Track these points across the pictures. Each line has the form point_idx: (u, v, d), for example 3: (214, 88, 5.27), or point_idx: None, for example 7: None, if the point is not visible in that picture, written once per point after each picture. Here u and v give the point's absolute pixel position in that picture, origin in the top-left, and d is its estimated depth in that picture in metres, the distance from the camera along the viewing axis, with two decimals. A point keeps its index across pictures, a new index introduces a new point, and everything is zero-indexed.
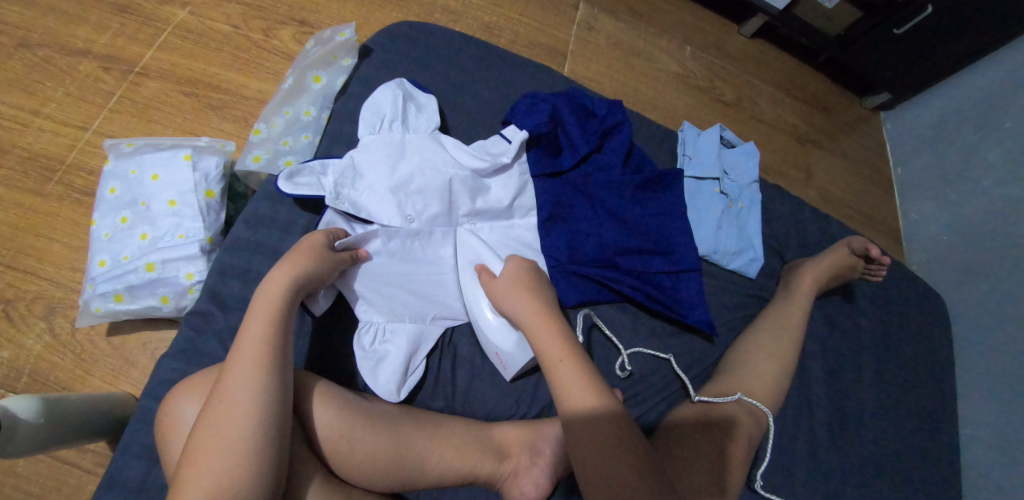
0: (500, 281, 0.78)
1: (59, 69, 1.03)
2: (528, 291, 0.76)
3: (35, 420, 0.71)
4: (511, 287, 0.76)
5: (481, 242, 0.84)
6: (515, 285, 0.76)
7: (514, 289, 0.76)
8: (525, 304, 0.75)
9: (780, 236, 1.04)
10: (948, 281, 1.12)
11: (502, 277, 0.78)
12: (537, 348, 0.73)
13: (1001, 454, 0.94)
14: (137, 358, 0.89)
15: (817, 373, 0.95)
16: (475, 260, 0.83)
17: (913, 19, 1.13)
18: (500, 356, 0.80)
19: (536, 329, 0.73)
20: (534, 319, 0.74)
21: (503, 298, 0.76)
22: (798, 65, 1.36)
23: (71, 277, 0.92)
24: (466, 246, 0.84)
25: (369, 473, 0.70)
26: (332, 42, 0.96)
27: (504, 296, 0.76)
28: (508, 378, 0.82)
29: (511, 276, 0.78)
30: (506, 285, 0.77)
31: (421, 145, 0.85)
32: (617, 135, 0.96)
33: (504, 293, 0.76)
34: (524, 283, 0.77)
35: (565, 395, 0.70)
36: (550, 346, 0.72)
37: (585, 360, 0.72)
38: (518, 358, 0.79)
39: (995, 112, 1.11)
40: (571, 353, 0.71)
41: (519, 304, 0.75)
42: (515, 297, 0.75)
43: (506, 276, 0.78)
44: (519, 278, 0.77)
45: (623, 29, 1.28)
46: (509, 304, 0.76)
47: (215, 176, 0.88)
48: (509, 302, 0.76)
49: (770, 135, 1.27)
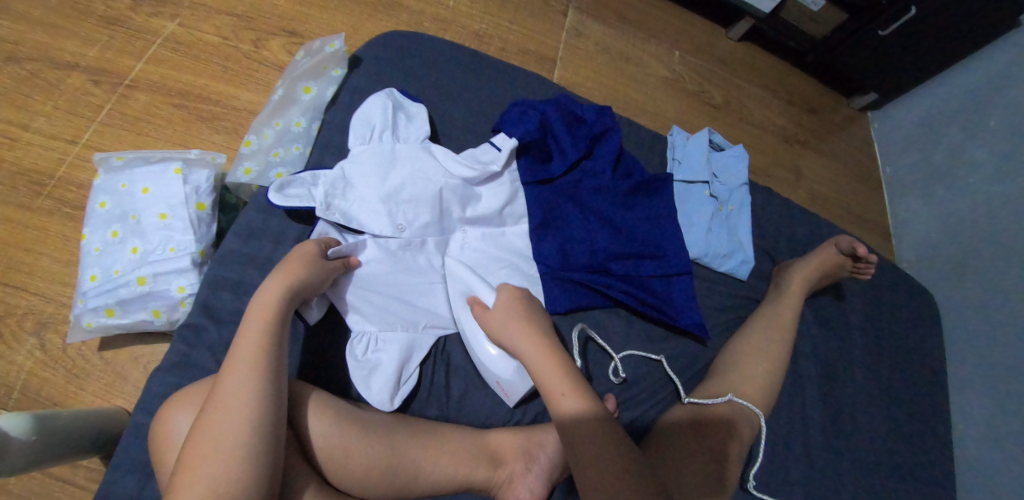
0: (496, 314, 0.76)
1: (48, 82, 1.02)
2: (524, 322, 0.74)
3: (27, 438, 0.70)
4: (507, 319, 0.74)
5: (469, 270, 0.82)
6: (511, 318, 0.74)
7: (510, 322, 0.74)
8: (523, 337, 0.72)
9: (771, 238, 1.05)
10: (937, 279, 1.14)
11: (497, 309, 0.76)
12: (539, 383, 0.71)
13: (992, 447, 0.95)
14: (129, 373, 0.88)
15: (810, 373, 0.96)
16: (465, 290, 0.81)
17: (897, 20, 1.14)
18: (501, 384, 0.80)
19: (537, 363, 0.71)
20: (533, 352, 0.72)
21: (500, 332, 0.75)
22: (785, 67, 1.37)
23: (61, 292, 0.91)
24: (455, 276, 0.82)
25: (363, 482, 0.70)
26: (321, 53, 0.96)
27: (501, 329, 0.74)
28: (512, 404, 0.81)
29: (506, 307, 0.76)
30: (501, 317, 0.75)
31: (412, 154, 0.85)
32: (607, 140, 0.96)
33: (501, 327, 0.74)
34: (520, 314, 0.75)
35: (569, 429, 0.68)
36: (552, 381, 0.70)
37: (589, 394, 0.70)
38: (519, 387, 0.78)
39: (980, 111, 1.13)
40: (574, 386, 0.70)
41: (517, 338, 0.73)
42: (513, 331, 0.73)
43: (501, 308, 0.76)
44: (515, 309, 0.75)
45: (612, 35, 1.29)
46: (506, 337, 0.74)
47: (206, 189, 0.88)
48: (508, 335, 0.74)
49: (760, 137, 1.29)
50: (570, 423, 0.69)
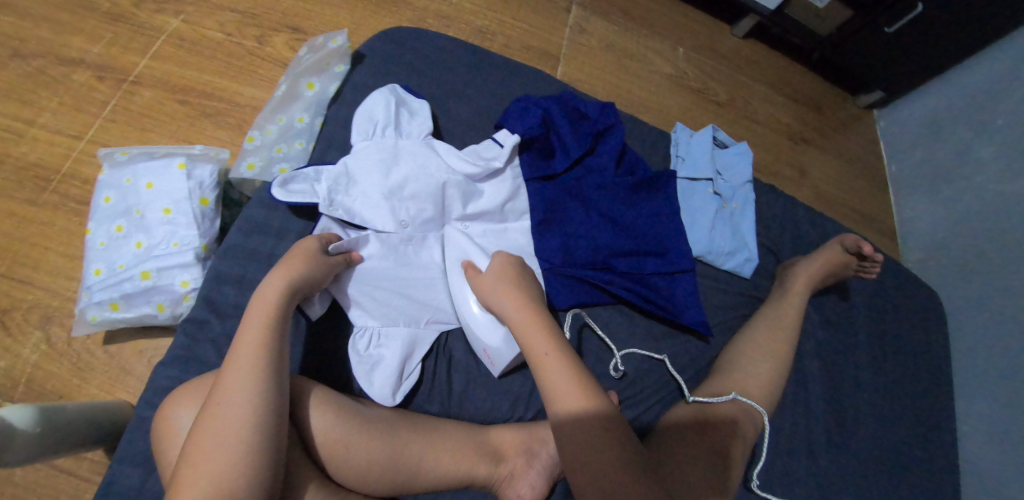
0: (486, 277, 0.78)
1: (54, 78, 1.03)
2: (513, 286, 0.76)
3: (32, 430, 0.71)
4: (497, 282, 0.77)
5: (469, 241, 0.85)
6: (500, 281, 0.77)
7: (499, 286, 0.76)
8: (510, 299, 0.75)
9: (775, 236, 1.05)
10: (943, 278, 1.13)
11: (488, 272, 0.78)
12: (523, 344, 0.73)
13: (998, 448, 0.95)
14: (133, 367, 0.89)
15: (814, 371, 0.95)
16: (462, 256, 0.84)
17: (903, 17, 1.14)
18: (488, 352, 0.80)
19: (523, 325, 0.73)
20: (519, 314, 0.74)
21: (489, 294, 0.77)
22: (790, 65, 1.37)
23: (66, 286, 0.92)
24: (454, 244, 0.85)
25: (365, 477, 0.70)
26: (324, 48, 0.96)
27: (490, 292, 0.77)
28: (496, 374, 0.82)
29: (496, 271, 0.78)
30: (491, 280, 0.77)
31: (415, 150, 0.85)
32: (610, 137, 0.96)
33: (490, 290, 0.77)
34: (509, 278, 0.77)
35: (551, 390, 0.69)
36: (536, 341, 0.72)
37: (571, 356, 0.71)
38: (505, 354, 0.79)
39: (986, 109, 1.12)
40: (557, 346, 0.72)
41: (505, 301, 0.75)
42: (501, 294, 0.76)
43: (491, 271, 0.78)
44: (505, 273, 0.78)
45: (615, 31, 1.29)
46: (495, 300, 0.76)
47: (210, 184, 0.88)
48: (495, 298, 0.76)
49: (764, 135, 1.28)
50: (550, 382, 0.70)
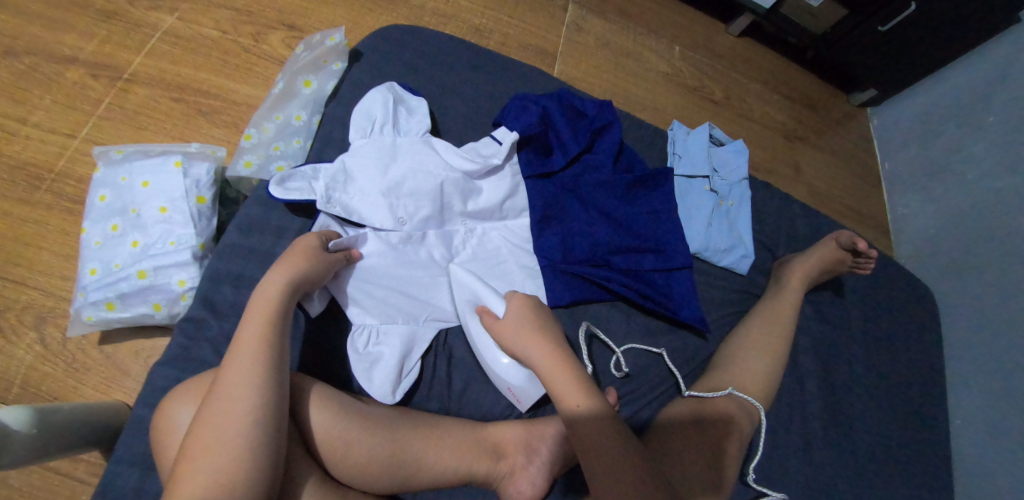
0: (508, 323, 0.74)
1: (47, 76, 1.02)
2: (536, 331, 0.73)
3: (27, 431, 0.70)
4: (520, 330, 0.73)
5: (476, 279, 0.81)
6: (524, 328, 0.73)
7: (524, 332, 0.73)
8: (536, 347, 0.72)
9: (770, 233, 1.05)
10: (935, 274, 1.14)
11: (508, 318, 0.75)
12: (552, 392, 0.70)
13: (989, 442, 0.96)
14: (130, 367, 0.88)
15: (809, 367, 0.96)
16: (473, 297, 0.80)
17: (896, 16, 1.15)
18: (512, 391, 0.79)
19: (552, 373, 0.70)
20: (547, 362, 0.71)
21: (513, 341, 0.73)
22: (784, 63, 1.37)
23: (62, 286, 0.91)
24: (461, 283, 0.81)
25: (365, 474, 0.69)
26: (321, 46, 0.94)
27: (513, 339, 0.73)
28: (524, 409, 0.80)
29: (518, 316, 0.75)
30: (513, 326, 0.74)
31: (413, 148, 0.85)
32: (608, 135, 0.96)
33: (513, 336, 0.73)
34: (532, 323, 0.74)
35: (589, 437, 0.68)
36: (566, 388, 0.69)
37: (605, 406, 0.69)
38: (533, 392, 0.78)
39: (978, 107, 1.13)
40: (588, 391, 0.69)
41: (532, 349, 0.72)
42: (527, 341, 0.72)
43: (512, 317, 0.75)
44: (528, 318, 0.74)
45: (612, 30, 1.29)
46: (520, 346, 0.73)
47: (206, 182, 0.88)
48: (520, 345, 0.72)
49: (760, 133, 1.29)
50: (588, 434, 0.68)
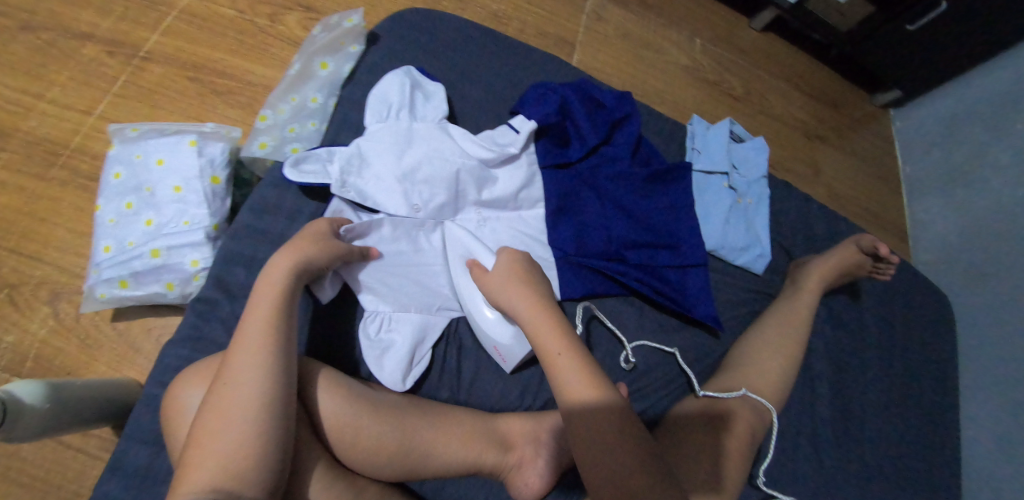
0: (495, 276, 0.75)
1: (63, 52, 1.01)
2: (523, 285, 0.74)
3: (41, 405, 0.70)
4: (506, 282, 0.74)
5: (471, 235, 0.82)
6: (510, 280, 0.74)
7: (509, 285, 0.74)
8: (521, 298, 0.72)
9: (787, 233, 1.04)
10: (953, 280, 1.12)
11: (495, 271, 0.76)
12: (537, 345, 0.70)
13: (1002, 453, 0.94)
14: (141, 345, 0.89)
15: (821, 370, 0.95)
16: (466, 254, 0.82)
17: (925, 16, 1.12)
18: (499, 350, 0.79)
19: (537, 326, 0.71)
20: (532, 314, 0.71)
21: (498, 293, 0.74)
22: (806, 59, 1.35)
23: (76, 262, 0.91)
24: (455, 239, 0.83)
25: (373, 460, 0.69)
26: (339, 28, 0.94)
27: (499, 291, 0.74)
28: (508, 370, 0.81)
29: (504, 269, 0.76)
30: (499, 278, 0.75)
31: (429, 134, 0.84)
32: (626, 127, 0.95)
33: (500, 289, 0.74)
34: (519, 276, 0.75)
35: (570, 395, 0.67)
36: (551, 340, 0.69)
37: (585, 355, 0.69)
38: (517, 351, 0.78)
39: (1004, 111, 1.11)
40: (572, 347, 0.69)
41: (516, 299, 0.72)
42: (511, 292, 0.73)
43: (499, 270, 0.76)
44: (514, 272, 0.75)
45: (632, 20, 1.27)
46: (505, 298, 0.73)
47: (221, 162, 0.87)
48: (504, 296, 0.73)
49: (780, 131, 1.27)
50: (566, 383, 0.68)
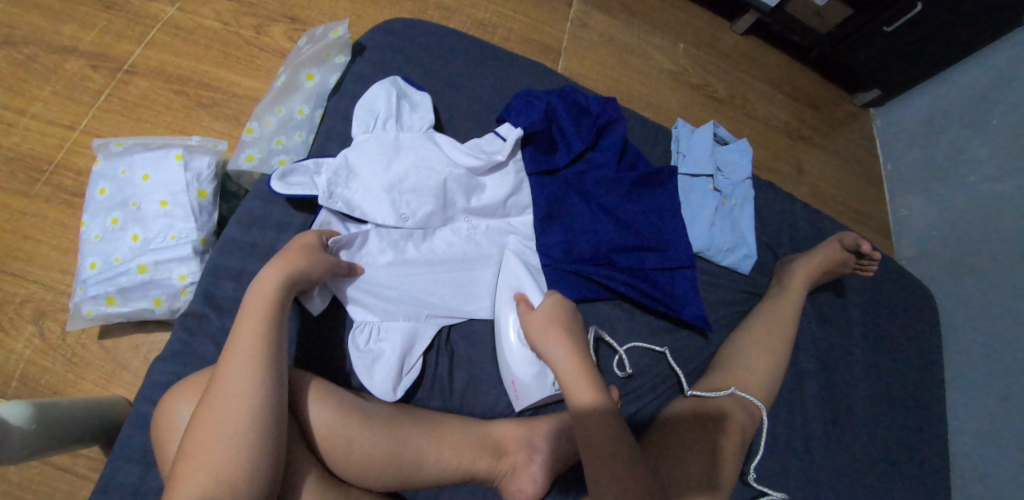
0: (538, 318, 0.75)
1: (46, 67, 1.01)
2: (564, 333, 0.74)
3: (27, 427, 0.69)
4: (548, 327, 0.74)
5: (525, 271, 0.85)
6: (552, 326, 0.74)
7: (551, 330, 0.74)
8: (561, 347, 0.72)
9: (773, 233, 1.05)
10: (936, 275, 1.14)
11: (540, 313, 0.76)
12: (568, 396, 0.70)
13: (989, 444, 0.96)
14: (130, 362, 0.88)
15: (810, 367, 0.96)
16: (514, 287, 0.84)
17: (902, 17, 1.14)
18: (515, 384, 0.80)
19: (570, 375, 0.71)
20: (568, 363, 0.71)
21: (538, 336, 0.74)
22: (788, 61, 1.37)
23: (61, 280, 0.90)
24: (509, 272, 0.85)
25: (366, 470, 0.69)
26: (325, 39, 0.94)
27: (540, 334, 0.74)
28: (519, 408, 0.81)
29: (549, 314, 0.76)
30: (542, 322, 0.75)
31: (416, 143, 0.84)
32: (613, 132, 0.95)
33: (541, 332, 0.74)
34: (562, 324, 0.75)
35: (592, 451, 0.67)
36: (584, 396, 0.69)
37: (615, 417, 0.69)
38: (534, 393, 0.79)
39: (982, 108, 1.13)
40: (603, 402, 0.69)
41: (555, 346, 0.73)
42: (552, 338, 0.73)
43: (543, 313, 0.76)
44: (558, 318, 0.75)
45: (616, 26, 1.28)
46: (544, 343, 0.74)
47: (207, 176, 0.87)
48: (545, 341, 0.73)
49: (764, 132, 1.28)
50: (593, 439, 0.68)
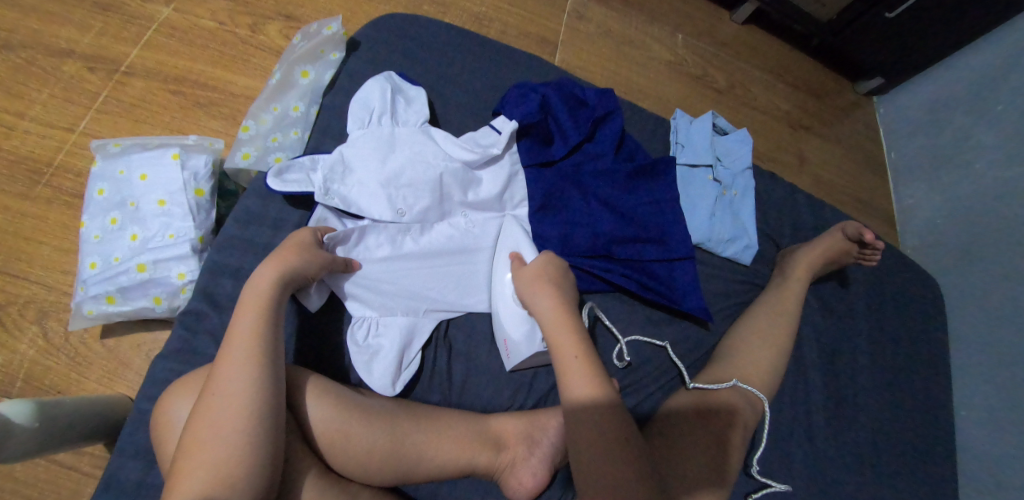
0: (527, 272, 0.79)
1: (44, 70, 1.01)
2: (551, 286, 0.77)
3: (30, 424, 0.70)
4: (535, 280, 0.78)
5: (525, 233, 0.85)
6: (539, 279, 0.78)
7: (538, 283, 0.77)
8: (546, 299, 0.76)
9: (774, 224, 1.04)
10: (942, 264, 1.13)
11: (529, 267, 0.79)
12: (550, 342, 0.74)
13: (996, 433, 0.95)
14: (132, 360, 0.88)
15: (812, 358, 0.95)
16: (513, 247, 0.84)
17: (903, 3, 1.13)
18: (507, 344, 0.81)
19: (552, 323, 0.74)
20: (551, 313, 0.75)
21: (525, 289, 0.78)
22: (788, 50, 1.35)
23: (62, 280, 0.91)
24: (508, 234, 0.86)
25: (365, 465, 0.69)
26: (319, 35, 0.94)
27: (527, 286, 0.78)
28: (509, 367, 0.82)
29: (538, 268, 0.79)
30: (531, 275, 0.78)
31: (411, 139, 0.84)
32: (609, 123, 0.95)
33: (528, 285, 0.78)
34: (549, 278, 0.78)
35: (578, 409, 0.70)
36: (564, 343, 0.73)
37: (596, 364, 0.72)
38: (523, 350, 0.79)
39: (985, 94, 1.12)
40: (584, 348, 0.73)
41: (540, 297, 0.76)
42: (538, 290, 0.77)
43: (532, 267, 0.79)
44: (546, 272, 0.78)
45: (613, 17, 1.27)
46: (530, 295, 0.77)
47: (204, 175, 0.87)
48: (531, 294, 0.77)
49: (764, 122, 1.27)
50: (571, 382, 0.71)
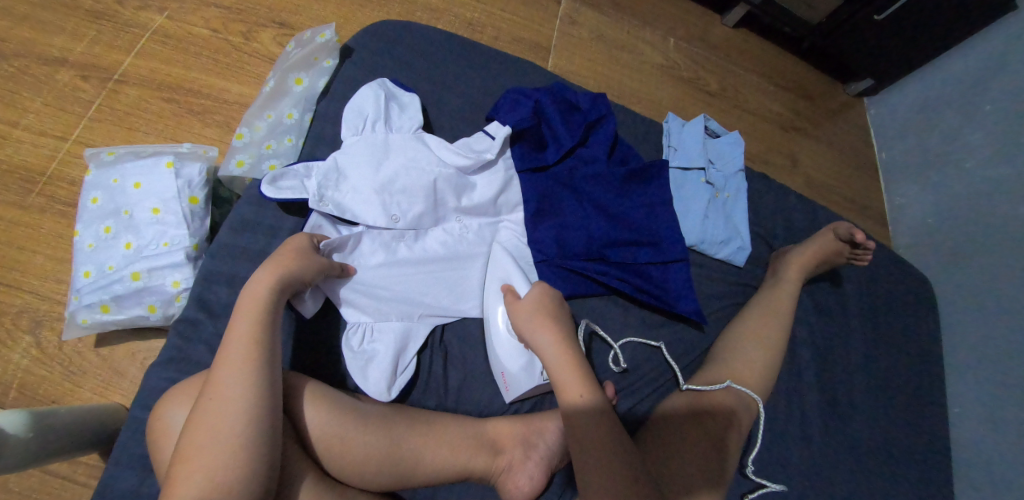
0: (525, 307, 0.76)
1: (37, 78, 1.01)
2: (551, 321, 0.74)
3: (23, 434, 0.70)
4: (534, 315, 0.75)
5: (514, 263, 0.84)
6: (539, 315, 0.75)
7: (537, 318, 0.75)
8: (547, 335, 0.73)
9: (767, 225, 1.05)
10: (933, 263, 1.14)
11: (527, 302, 0.77)
12: (556, 383, 0.71)
13: (989, 430, 0.95)
14: (127, 369, 0.88)
15: (807, 358, 0.96)
16: (502, 279, 0.83)
17: (893, 5, 1.14)
18: (505, 376, 0.81)
19: (557, 363, 0.72)
20: (555, 352, 0.72)
21: (524, 325, 0.75)
22: (779, 53, 1.37)
23: (56, 289, 0.91)
24: (498, 264, 0.85)
25: (361, 470, 0.69)
26: (313, 43, 0.95)
27: (526, 323, 0.75)
28: (508, 399, 0.81)
29: (536, 302, 0.76)
30: (529, 311, 0.76)
31: (405, 144, 0.84)
32: (601, 128, 0.96)
33: (527, 321, 0.75)
34: (548, 312, 0.75)
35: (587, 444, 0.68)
36: (570, 384, 0.70)
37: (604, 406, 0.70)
38: (523, 383, 0.80)
39: (974, 94, 1.13)
40: (590, 388, 0.70)
41: (542, 334, 0.73)
42: (539, 326, 0.74)
43: (530, 302, 0.76)
44: (545, 306, 0.76)
45: (605, 22, 1.28)
46: (531, 332, 0.74)
47: (199, 183, 0.87)
48: (532, 330, 0.74)
49: (756, 124, 1.28)
50: (581, 425, 0.69)
